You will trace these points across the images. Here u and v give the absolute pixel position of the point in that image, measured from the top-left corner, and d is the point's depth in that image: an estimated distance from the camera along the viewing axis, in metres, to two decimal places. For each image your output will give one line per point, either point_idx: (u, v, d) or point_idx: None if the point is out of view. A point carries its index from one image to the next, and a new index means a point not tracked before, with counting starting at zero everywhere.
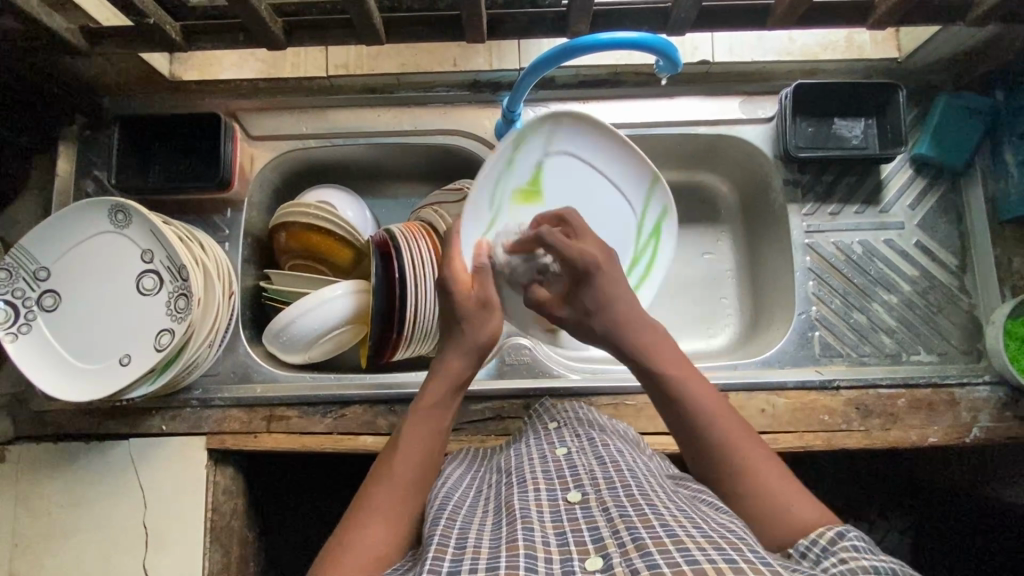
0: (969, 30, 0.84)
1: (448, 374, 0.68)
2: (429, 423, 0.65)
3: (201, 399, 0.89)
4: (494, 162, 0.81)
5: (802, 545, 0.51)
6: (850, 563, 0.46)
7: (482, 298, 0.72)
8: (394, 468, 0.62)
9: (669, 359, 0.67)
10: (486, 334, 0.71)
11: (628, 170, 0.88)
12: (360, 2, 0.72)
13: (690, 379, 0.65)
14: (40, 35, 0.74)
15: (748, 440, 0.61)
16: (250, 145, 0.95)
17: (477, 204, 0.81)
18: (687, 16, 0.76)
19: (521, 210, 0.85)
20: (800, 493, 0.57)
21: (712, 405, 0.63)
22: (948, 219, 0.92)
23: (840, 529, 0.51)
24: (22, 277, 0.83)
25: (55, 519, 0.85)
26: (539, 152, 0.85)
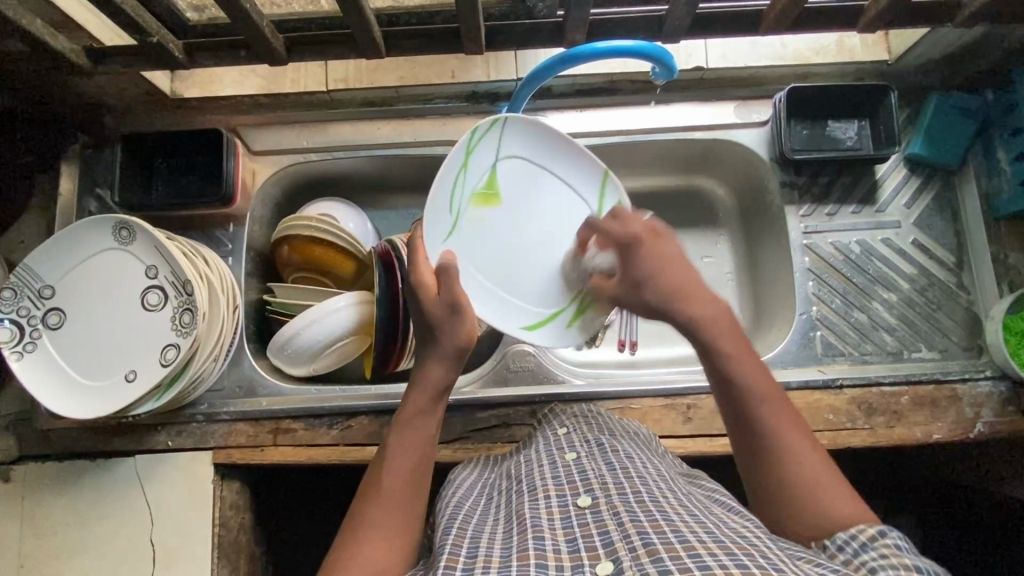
0: (958, 33, 0.85)
1: (428, 383, 0.66)
2: (414, 434, 0.64)
3: (207, 413, 0.89)
4: (450, 163, 0.79)
5: (839, 538, 0.51)
6: (891, 558, 0.46)
7: (450, 302, 0.67)
8: (383, 480, 0.61)
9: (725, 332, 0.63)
10: (461, 340, 0.67)
11: (578, 171, 0.88)
12: (362, 18, 0.73)
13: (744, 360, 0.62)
14: (45, 56, 0.75)
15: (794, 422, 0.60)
16: (252, 160, 0.96)
17: (437, 207, 0.78)
18: (681, 23, 0.77)
19: (481, 212, 0.84)
20: (838, 487, 0.56)
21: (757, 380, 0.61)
22: (943, 217, 0.94)
23: (882, 527, 0.50)
24: (27, 296, 0.83)
25: (62, 538, 0.85)
26: (491, 156, 0.84)
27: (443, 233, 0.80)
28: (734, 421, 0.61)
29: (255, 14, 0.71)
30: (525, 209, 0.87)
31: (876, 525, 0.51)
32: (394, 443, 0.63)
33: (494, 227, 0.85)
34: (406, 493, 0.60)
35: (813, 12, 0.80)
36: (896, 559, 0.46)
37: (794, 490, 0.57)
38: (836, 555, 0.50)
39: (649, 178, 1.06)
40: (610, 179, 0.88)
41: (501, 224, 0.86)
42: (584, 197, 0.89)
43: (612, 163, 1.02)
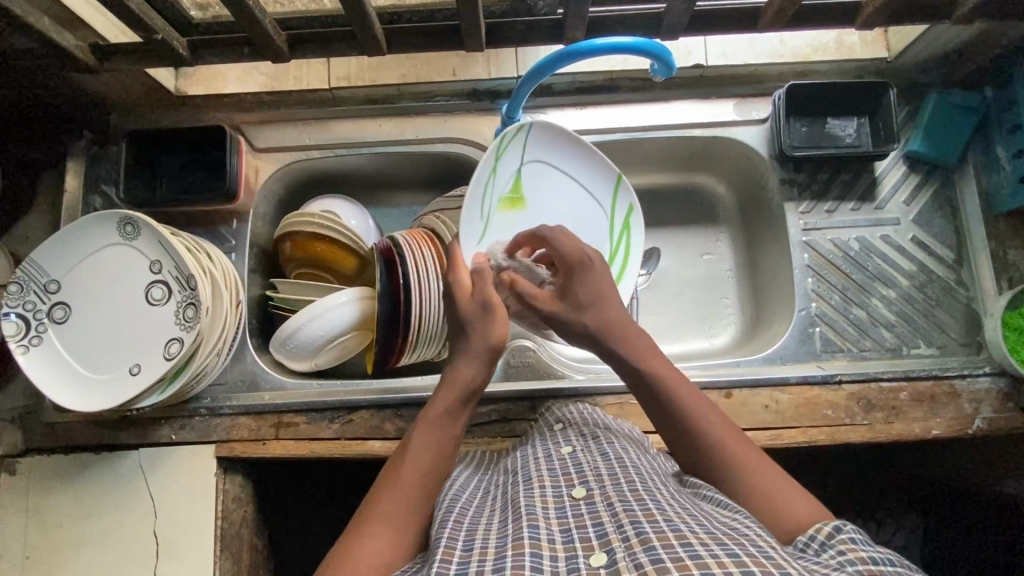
0: (955, 29, 0.85)
1: (459, 382, 0.66)
2: (438, 430, 0.64)
3: (210, 407, 0.90)
4: (483, 167, 0.79)
5: (801, 540, 0.51)
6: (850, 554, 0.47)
7: (483, 301, 0.69)
8: (403, 472, 0.61)
9: (665, 367, 0.66)
10: (493, 341, 0.68)
11: (595, 174, 0.91)
12: (363, 15, 0.74)
13: (687, 389, 0.64)
14: (51, 54, 0.76)
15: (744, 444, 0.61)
16: (256, 157, 0.97)
17: (472, 211, 0.79)
18: (680, 20, 0.78)
19: (509, 217, 0.85)
20: (796, 492, 0.56)
21: (701, 408, 0.63)
22: (942, 213, 0.94)
23: (836, 523, 0.51)
24: (33, 290, 0.84)
25: (66, 529, 0.86)
26: (516, 160, 0.85)
27: (476, 236, 0.80)
28: (685, 447, 0.63)
29: (258, 11, 0.72)
30: (545, 212, 0.89)
31: (831, 522, 0.51)
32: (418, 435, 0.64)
33: (522, 230, 0.86)
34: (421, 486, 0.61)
35: (811, 9, 0.81)
36: (853, 554, 0.46)
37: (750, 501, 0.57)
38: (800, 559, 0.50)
39: (647, 175, 1.07)
40: (622, 181, 0.92)
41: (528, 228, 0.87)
42: (600, 198, 0.92)
43: (610, 161, 1.03)
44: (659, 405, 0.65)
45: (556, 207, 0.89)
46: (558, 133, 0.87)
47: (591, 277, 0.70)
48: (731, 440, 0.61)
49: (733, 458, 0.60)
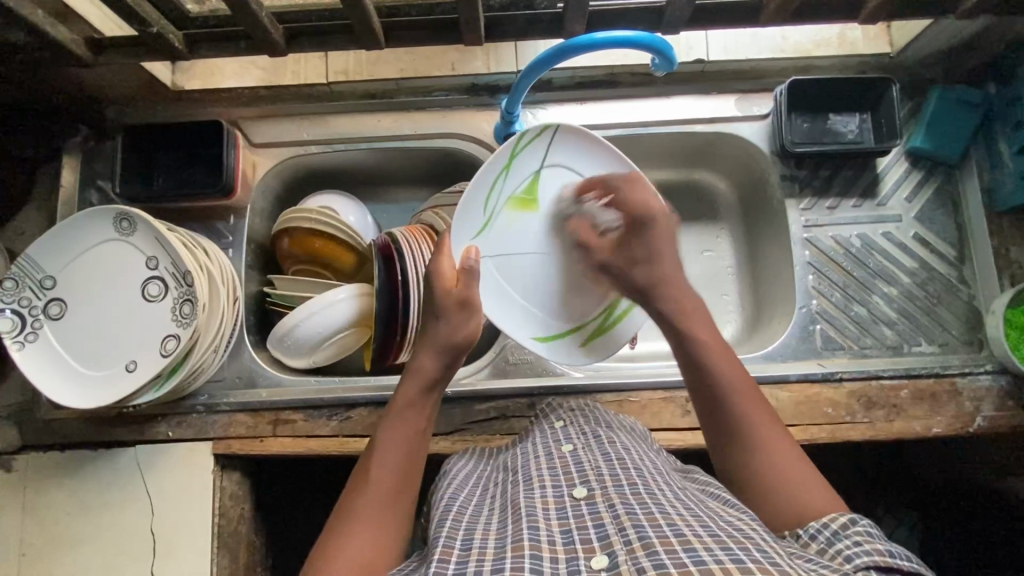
0: (959, 24, 0.85)
1: (421, 374, 0.67)
2: (405, 423, 0.65)
3: (207, 404, 0.89)
4: (491, 166, 0.83)
5: (812, 528, 0.52)
6: (866, 546, 0.48)
7: (462, 297, 0.71)
8: (371, 470, 0.61)
9: (703, 328, 0.69)
10: (463, 334, 0.70)
11: None
12: (361, 8, 0.73)
13: (720, 352, 0.66)
14: (44, 47, 0.75)
15: (768, 417, 0.62)
16: (253, 152, 0.96)
17: (470, 206, 0.83)
18: (682, 14, 0.77)
19: (515, 217, 0.88)
20: (814, 479, 0.57)
21: (732, 373, 0.64)
22: (944, 210, 0.93)
23: (852, 515, 0.52)
24: (29, 286, 0.83)
25: (63, 527, 0.85)
26: (537, 162, 0.88)
27: (472, 230, 0.85)
28: (706, 411, 0.64)
29: (255, 3, 0.71)
30: (560, 220, 0.89)
31: (847, 514, 0.53)
32: (385, 435, 0.64)
33: (529, 235, 0.89)
34: (395, 488, 0.60)
35: (814, 3, 0.80)
36: (869, 546, 0.47)
37: (764, 481, 0.58)
38: (809, 544, 0.51)
39: (648, 172, 1.06)
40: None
41: (535, 232, 0.89)
42: None
43: None
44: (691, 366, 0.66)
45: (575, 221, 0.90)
46: (589, 141, 0.87)
47: (653, 239, 0.76)
48: (757, 412, 0.62)
49: (753, 431, 0.61)
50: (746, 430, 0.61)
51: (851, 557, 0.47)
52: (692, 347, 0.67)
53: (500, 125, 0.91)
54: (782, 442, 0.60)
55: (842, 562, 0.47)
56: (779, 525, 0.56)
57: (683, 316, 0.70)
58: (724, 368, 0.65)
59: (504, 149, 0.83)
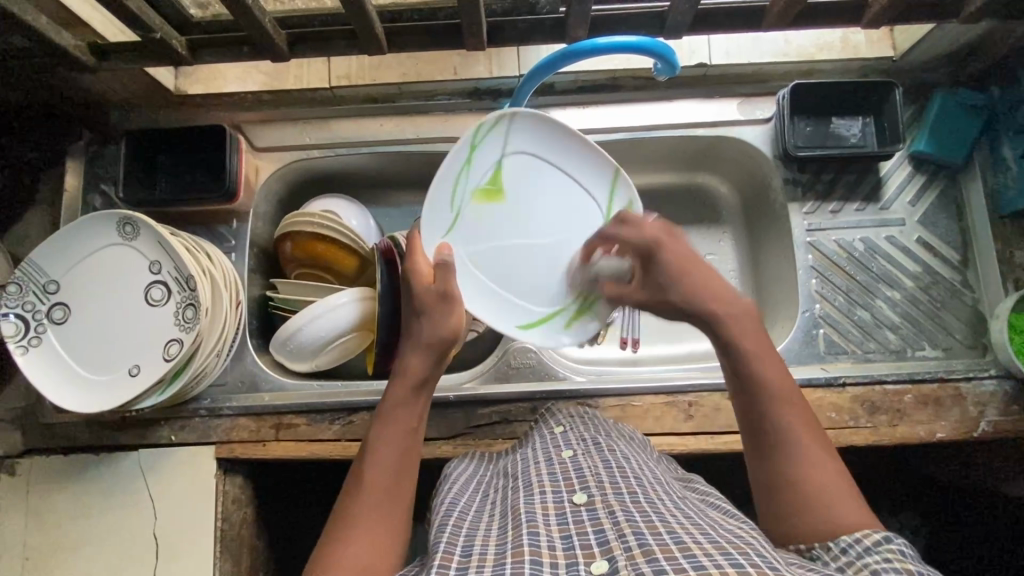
0: (963, 28, 0.84)
1: (409, 374, 0.67)
2: (396, 424, 0.64)
3: (210, 408, 0.89)
4: (451, 161, 0.80)
5: (844, 541, 0.51)
6: (896, 564, 0.47)
7: (441, 292, 0.71)
8: (365, 475, 0.61)
9: (751, 337, 0.65)
10: (445, 330, 0.70)
11: (591, 169, 0.88)
12: (363, 14, 0.73)
13: (767, 364, 0.63)
14: (48, 53, 0.76)
15: (810, 430, 0.61)
16: (255, 157, 0.96)
17: (436, 205, 0.80)
18: (684, 19, 0.77)
19: (483, 209, 0.85)
20: (848, 494, 0.57)
21: (779, 385, 0.62)
22: (948, 213, 0.93)
23: (887, 533, 0.51)
24: (32, 290, 0.83)
25: (66, 531, 0.86)
26: (497, 151, 0.84)
27: (440, 229, 0.82)
28: (752, 422, 0.62)
29: (258, 9, 0.72)
30: (527, 205, 0.88)
31: (882, 532, 0.51)
32: (377, 436, 0.64)
33: (497, 224, 0.86)
34: (391, 489, 0.60)
35: (816, 8, 0.80)
36: (901, 564, 0.46)
37: (804, 497, 0.57)
38: (837, 558, 0.51)
39: (650, 176, 1.06)
40: (620, 178, 0.88)
41: (504, 221, 0.87)
42: (595, 196, 0.89)
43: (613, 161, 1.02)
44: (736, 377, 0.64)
45: (540, 202, 0.88)
46: (547, 125, 0.85)
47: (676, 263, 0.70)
48: (801, 425, 0.61)
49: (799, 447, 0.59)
50: (791, 445, 0.59)
51: (879, 570, 0.46)
52: (738, 358, 0.64)
53: None
54: (816, 450, 0.59)
55: (868, 573, 0.47)
56: (806, 535, 0.55)
57: (733, 326, 0.65)
58: (771, 382, 0.62)
59: (462, 143, 0.80)
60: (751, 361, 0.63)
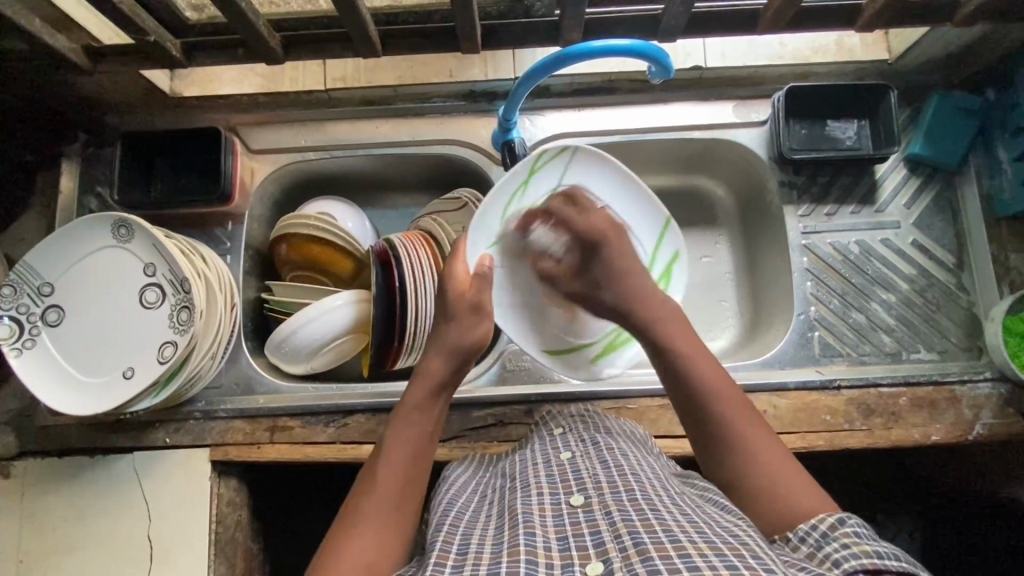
0: (957, 32, 0.84)
1: (430, 376, 0.68)
2: (412, 424, 0.65)
3: (205, 411, 0.89)
4: (507, 180, 0.82)
5: (801, 530, 0.53)
6: (853, 547, 0.49)
7: (473, 304, 0.73)
8: (378, 471, 0.61)
9: (680, 339, 0.69)
10: (471, 339, 0.71)
11: (642, 211, 0.88)
12: (357, 17, 0.73)
13: (703, 362, 0.67)
14: (43, 55, 0.76)
15: (756, 421, 0.63)
16: (251, 159, 0.96)
17: (485, 217, 0.82)
18: (678, 23, 0.77)
19: (531, 230, 0.86)
20: (804, 482, 0.58)
21: (718, 382, 0.65)
22: (943, 216, 0.93)
23: (841, 515, 0.53)
24: (27, 293, 0.84)
25: (61, 533, 0.85)
26: (555, 178, 0.85)
27: (487, 241, 0.83)
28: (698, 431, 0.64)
29: (252, 13, 0.72)
30: None
31: (836, 514, 0.53)
32: (393, 436, 0.64)
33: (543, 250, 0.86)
34: (401, 491, 0.60)
35: (811, 11, 0.80)
36: (858, 548, 0.49)
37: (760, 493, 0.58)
38: (798, 548, 0.53)
39: (646, 179, 1.06)
40: (671, 227, 0.89)
41: None
42: (642, 238, 0.89)
43: None
44: (675, 381, 0.67)
45: None
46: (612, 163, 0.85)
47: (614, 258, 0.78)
48: (743, 416, 0.63)
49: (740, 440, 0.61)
50: (733, 441, 0.61)
51: (840, 562, 0.48)
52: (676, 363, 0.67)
53: (499, 131, 0.91)
54: (760, 437, 0.61)
55: (830, 566, 0.49)
56: (770, 528, 0.56)
57: (661, 327, 0.71)
58: (710, 380, 0.65)
59: (521, 166, 0.81)
60: (684, 363, 0.67)
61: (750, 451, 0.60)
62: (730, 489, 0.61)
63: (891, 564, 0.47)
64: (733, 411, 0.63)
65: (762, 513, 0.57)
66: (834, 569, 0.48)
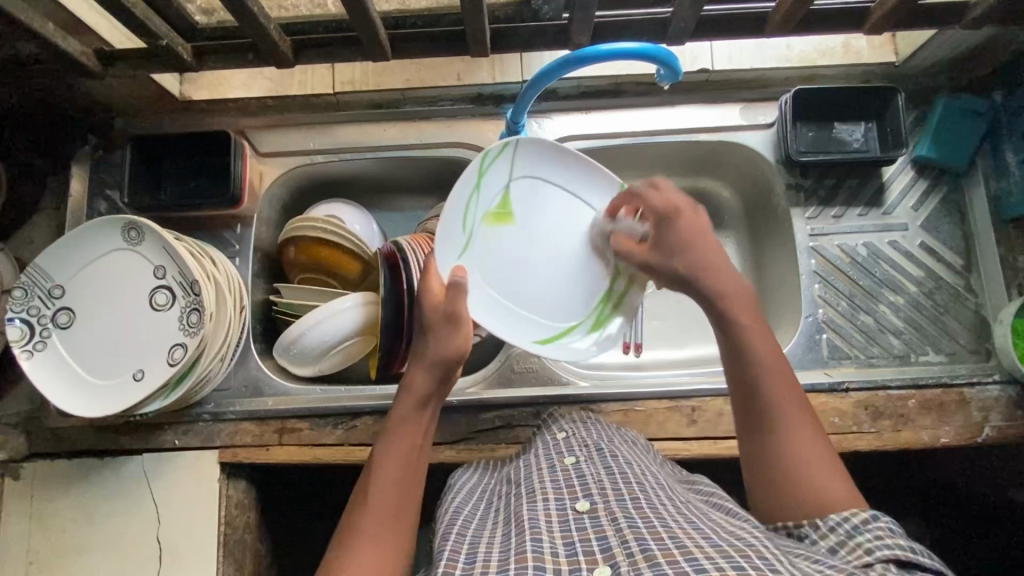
0: (965, 34, 0.85)
1: (411, 391, 0.68)
2: (399, 442, 0.65)
3: (214, 413, 0.90)
4: (462, 184, 0.79)
5: (833, 519, 0.54)
6: (887, 540, 0.49)
7: (448, 313, 0.70)
8: (369, 494, 0.61)
9: (746, 315, 0.66)
10: (450, 349, 0.69)
11: (596, 190, 0.88)
12: (368, 21, 0.74)
13: (763, 340, 0.64)
14: (56, 60, 0.76)
15: (803, 409, 0.62)
16: (260, 162, 0.97)
17: (448, 228, 0.78)
18: (686, 26, 0.77)
19: (495, 231, 0.84)
20: (840, 473, 0.59)
21: (774, 363, 0.63)
22: (951, 219, 0.93)
23: (874, 511, 0.53)
24: (38, 295, 0.84)
25: (70, 535, 0.86)
26: (504, 176, 0.84)
27: (456, 251, 0.80)
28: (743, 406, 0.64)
29: (264, 17, 0.72)
30: (535, 226, 0.86)
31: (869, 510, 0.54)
32: (381, 453, 0.64)
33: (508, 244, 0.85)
34: (397, 505, 0.60)
35: (818, 14, 0.80)
36: (891, 540, 0.49)
37: (796, 477, 0.59)
38: (828, 537, 0.53)
39: None
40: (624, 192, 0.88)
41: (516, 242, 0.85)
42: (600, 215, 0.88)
43: (616, 166, 1.02)
44: (732, 352, 0.65)
45: (548, 222, 0.87)
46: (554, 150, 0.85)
47: (688, 230, 0.71)
48: (791, 400, 0.62)
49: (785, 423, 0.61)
50: (780, 423, 0.61)
51: (873, 549, 0.49)
52: (735, 335, 0.65)
53: (506, 134, 0.91)
54: (804, 422, 0.61)
55: (863, 554, 0.49)
56: (792, 513, 0.58)
57: (726, 300, 0.67)
58: (767, 358, 0.64)
59: (472, 168, 0.79)
60: (745, 337, 0.65)
61: (793, 435, 0.61)
62: (767, 468, 0.61)
63: (925, 560, 0.47)
64: (787, 394, 0.62)
65: (794, 498, 0.58)
66: (867, 557, 0.49)
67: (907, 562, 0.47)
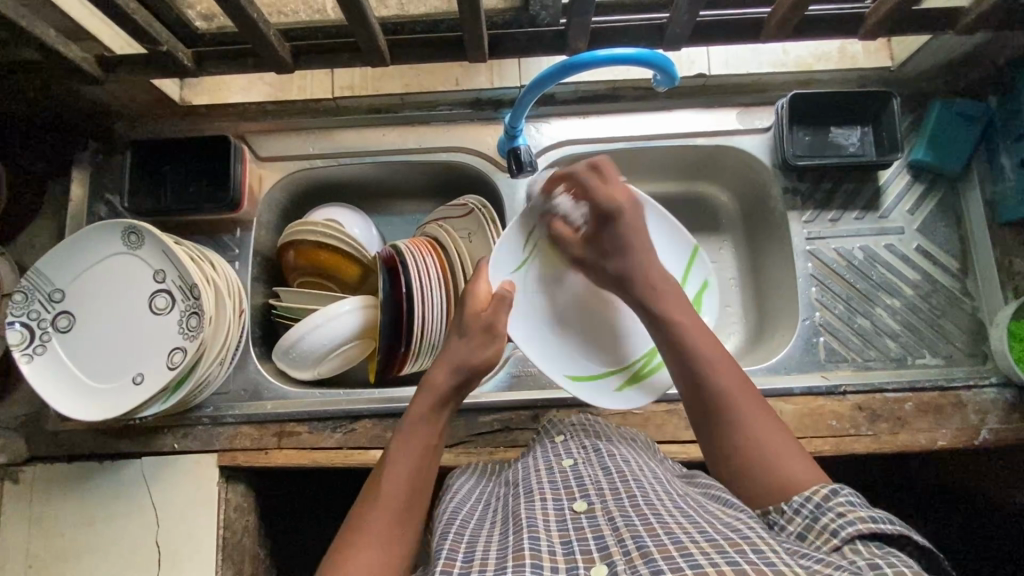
0: (959, 39, 0.85)
1: (434, 388, 0.69)
2: (418, 437, 0.66)
3: (213, 416, 0.90)
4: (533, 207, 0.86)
5: (796, 502, 0.54)
6: (849, 516, 0.50)
7: (489, 323, 0.74)
8: (381, 485, 0.61)
9: (681, 309, 0.70)
10: (482, 356, 0.72)
11: (668, 239, 0.91)
12: (367, 27, 0.74)
13: (699, 330, 0.67)
14: (57, 65, 0.77)
15: (753, 395, 0.63)
16: (260, 166, 0.97)
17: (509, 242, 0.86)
18: (683, 31, 0.77)
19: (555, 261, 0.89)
20: (799, 456, 0.58)
21: (714, 351, 0.65)
22: (947, 222, 0.93)
23: (833, 485, 0.53)
24: (38, 299, 0.84)
25: (69, 539, 0.86)
26: None
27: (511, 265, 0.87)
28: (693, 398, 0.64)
29: (264, 24, 0.73)
30: None
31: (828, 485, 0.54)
32: (396, 447, 0.65)
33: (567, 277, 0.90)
34: (406, 500, 0.61)
35: (813, 19, 0.80)
36: (853, 516, 0.49)
37: (754, 459, 0.59)
38: (793, 519, 0.53)
39: (650, 186, 1.07)
40: (699, 255, 0.92)
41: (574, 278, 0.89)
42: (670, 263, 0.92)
43: (614, 170, 1.03)
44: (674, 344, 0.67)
45: None
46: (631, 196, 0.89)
47: (629, 229, 0.76)
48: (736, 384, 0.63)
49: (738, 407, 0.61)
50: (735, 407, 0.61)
51: (838, 532, 0.49)
52: (674, 326, 0.68)
53: (505, 139, 0.92)
54: (760, 409, 0.61)
55: (829, 537, 0.49)
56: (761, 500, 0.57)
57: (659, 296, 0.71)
58: (706, 346, 0.66)
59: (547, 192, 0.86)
60: (682, 330, 0.68)
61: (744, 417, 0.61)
62: (727, 457, 0.60)
63: (887, 527, 0.48)
64: (733, 380, 0.63)
65: (754, 481, 0.58)
66: (833, 540, 0.49)
67: (870, 534, 0.48)
